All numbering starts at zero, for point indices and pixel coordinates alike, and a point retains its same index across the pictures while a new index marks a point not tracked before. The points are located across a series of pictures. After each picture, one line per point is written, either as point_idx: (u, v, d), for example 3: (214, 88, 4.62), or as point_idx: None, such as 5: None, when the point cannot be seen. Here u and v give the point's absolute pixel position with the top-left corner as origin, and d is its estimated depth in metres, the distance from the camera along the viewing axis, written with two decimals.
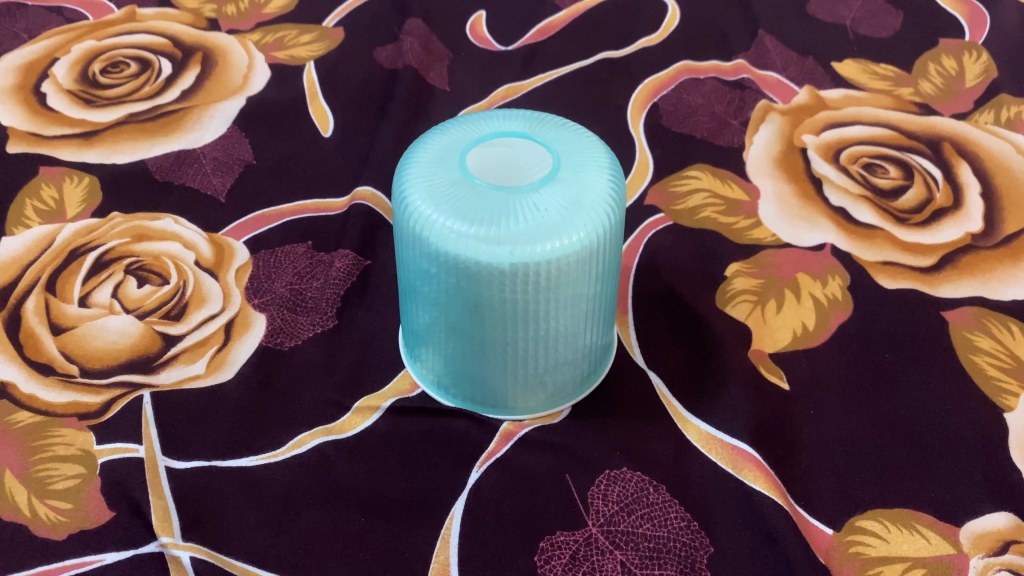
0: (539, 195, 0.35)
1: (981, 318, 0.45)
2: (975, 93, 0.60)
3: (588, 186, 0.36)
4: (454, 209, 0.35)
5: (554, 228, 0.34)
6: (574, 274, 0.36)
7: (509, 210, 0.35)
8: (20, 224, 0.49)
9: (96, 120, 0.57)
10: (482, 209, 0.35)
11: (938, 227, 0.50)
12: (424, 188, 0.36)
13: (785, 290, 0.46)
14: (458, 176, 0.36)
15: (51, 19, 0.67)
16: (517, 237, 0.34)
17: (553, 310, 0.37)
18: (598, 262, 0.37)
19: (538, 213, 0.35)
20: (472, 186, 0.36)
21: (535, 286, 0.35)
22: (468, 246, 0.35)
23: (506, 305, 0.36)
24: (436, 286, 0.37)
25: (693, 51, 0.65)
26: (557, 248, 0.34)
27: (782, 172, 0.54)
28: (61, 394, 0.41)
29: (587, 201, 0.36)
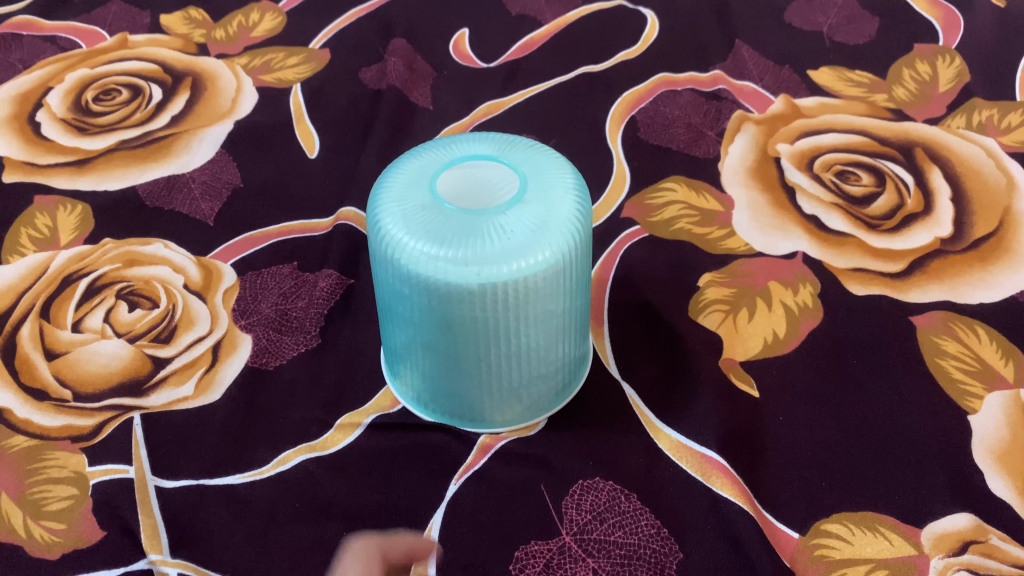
0: (506, 217, 0.36)
1: (948, 322, 0.46)
2: (948, 97, 0.61)
3: (554, 206, 0.37)
4: (424, 232, 0.36)
5: (522, 248, 0.36)
6: (543, 291, 0.37)
7: (477, 232, 0.36)
8: (15, 252, 0.51)
9: (88, 148, 0.58)
10: (451, 232, 0.36)
11: (909, 232, 0.51)
12: (396, 213, 0.38)
13: (756, 299, 0.48)
14: (429, 199, 0.38)
15: (45, 49, 0.69)
16: (485, 258, 0.35)
17: (524, 326, 0.38)
18: (567, 278, 0.38)
19: (505, 234, 0.36)
20: (441, 210, 0.37)
21: (505, 303, 0.37)
22: (438, 268, 0.36)
23: (478, 323, 0.38)
24: (410, 305, 0.38)
25: (671, 63, 0.66)
26: (525, 267, 0.36)
27: (756, 182, 0.55)
28: (55, 418, 0.42)
29: (553, 221, 0.37)
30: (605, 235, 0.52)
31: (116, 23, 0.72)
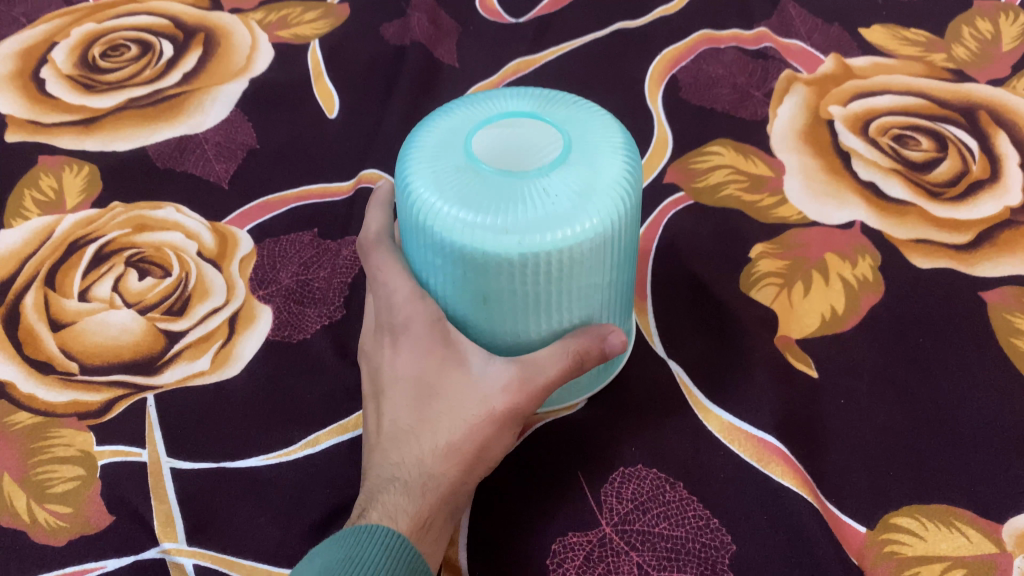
0: (548, 180, 0.33)
1: (1022, 298, 0.42)
2: (1012, 57, 0.57)
3: (602, 169, 0.34)
4: (460, 197, 0.33)
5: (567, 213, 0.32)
6: (588, 262, 0.34)
7: (518, 196, 0.32)
8: (18, 216, 0.48)
9: (96, 106, 0.55)
10: (489, 197, 0.33)
11: (975, 201, 0.47)
12: (426, 176, 0.34)
13: (812, 272, 0.44)
14: (463, 162, 0.34)
15: (51, 2, 0.65)
16: (525, 225, 0.32)
17: (566, 299, 0.35)
18: (613, 249, 0.35)
19: (546, 199, 0.32)
20: (477, 172, 0.34)
21: (547, 275, 0.33)
22: (473, 235, 0.32)
23: (517, 296, 0.34)
24: (443, 276, 0.35)
25: (712, 19, 0.62)
26: (569, 235, 0.32)
27: (808, 146, 0.51)
28: (61, 394, 0.39)
29: (600, 185, 0.33)
30: (646, 202, 0.49)
31: None
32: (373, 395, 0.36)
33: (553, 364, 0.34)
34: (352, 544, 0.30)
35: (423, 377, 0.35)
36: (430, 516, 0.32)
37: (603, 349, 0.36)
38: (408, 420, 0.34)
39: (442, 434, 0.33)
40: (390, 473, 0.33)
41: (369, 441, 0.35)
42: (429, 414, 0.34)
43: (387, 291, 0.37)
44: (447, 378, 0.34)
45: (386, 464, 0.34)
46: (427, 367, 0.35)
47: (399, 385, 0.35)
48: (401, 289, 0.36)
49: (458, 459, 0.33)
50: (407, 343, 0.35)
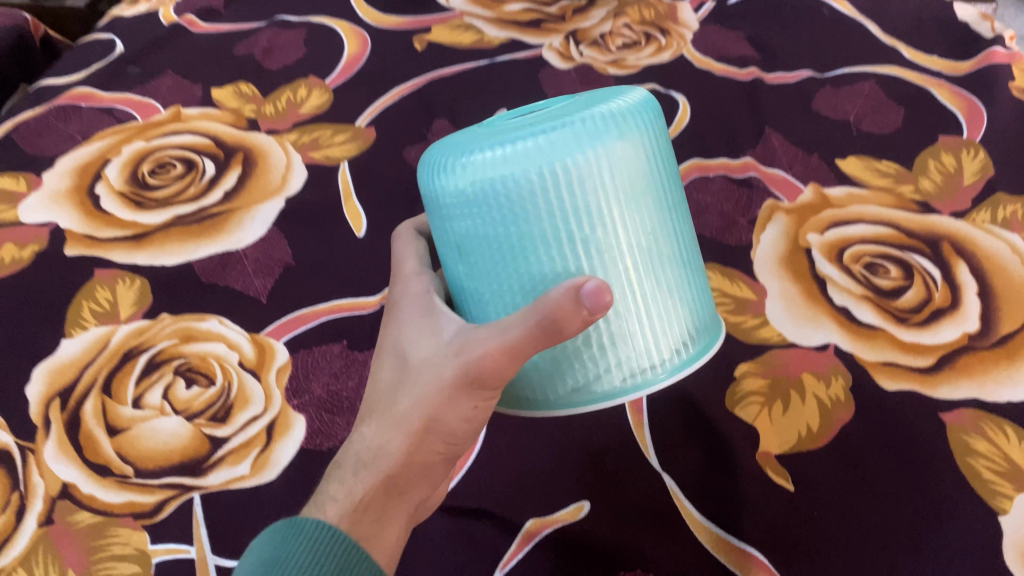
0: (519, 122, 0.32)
1: (977, 419, 0.47)
2: (973, 190, 0.63)
3: (611, 102, 0.32)
4: (468, 148, 0.32)
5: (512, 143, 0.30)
6: (550, 205, 0.31)
7: (523, 129, 0.31)
8: (77, 326, 0.53)
9: (145, 222, 0.61)
10: (496, 137, 0.32)
11: (936, 327, 0.52)
12: (441, 154, 0.34)
13: (790, 392, 0.49)
14: (477, 135, 0.34)
15: (103, 121, 0.72)
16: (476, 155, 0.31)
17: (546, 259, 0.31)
18: (593, 204, 0.31)
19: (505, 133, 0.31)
20: (487, 132, 0.33)
21: (506, 216, 0.31)
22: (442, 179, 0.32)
23: (491, 248, 0.32)
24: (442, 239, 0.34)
25: (703, 149, 0.69)
26: (510, 163, 0.30)
27: (788, 272, 0.57)
28: (118, 495, 0.44)
29: (610, 110, 0.32)
30: None
31: (170, 95, 0.76)
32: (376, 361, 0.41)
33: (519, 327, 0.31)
34: (283, 540, 0.34)
35: (400, 350, 0.39)
36: (367, 497, 0.37)
37: (571, 307, 0.30)
38: (383, 386, 0.39)
39: (398, 400, 0.37)
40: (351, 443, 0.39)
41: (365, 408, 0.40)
42: (396, 384, 0.38)
43: (395, 283, 0.43)
44: (417, 348, 0.38)
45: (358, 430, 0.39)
46: (405, 332, 0.39)
47: (385, 361, 0.40)
48: (412, 276, 0.41)
49: (409, 425, 0.37)
50: (399, 314, 0.40)
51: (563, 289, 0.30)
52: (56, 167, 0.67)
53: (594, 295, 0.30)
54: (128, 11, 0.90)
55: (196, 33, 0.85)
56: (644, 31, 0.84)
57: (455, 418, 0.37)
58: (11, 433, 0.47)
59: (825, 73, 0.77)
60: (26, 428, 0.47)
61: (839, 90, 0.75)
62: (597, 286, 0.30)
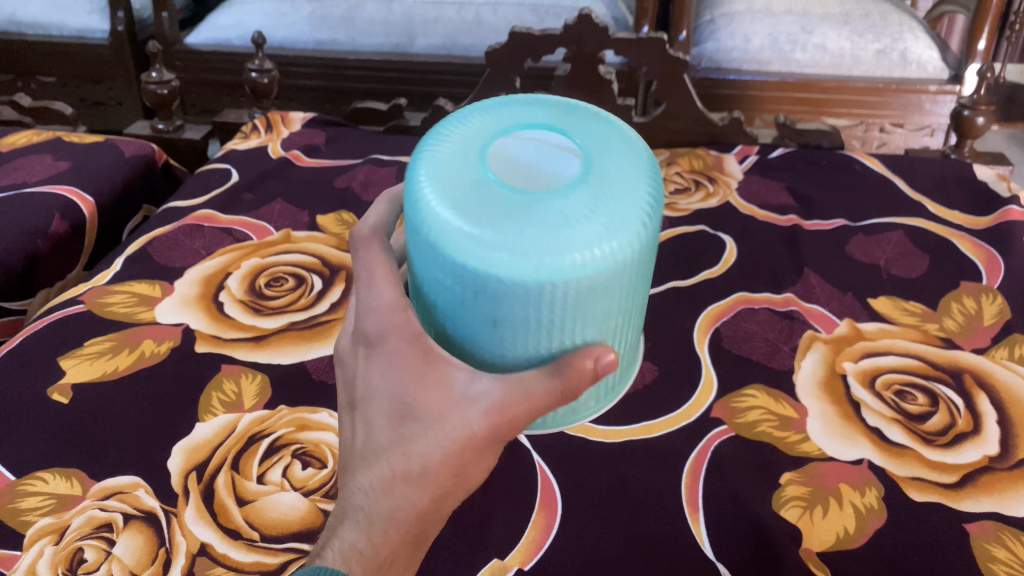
0: (542, 200, 0.41)
1: (997, 530, 0.53)
2: (992, 330, 0.71)
3: (620, 193, 0.42)
4: (473, 215, 0.41)
5: (569, 228, 0.41)
6: (607, 275, 0.42)
7: (532, 210, 0.41)
8: (208, 412, 0.62)
9: (263, 327, 0.71)
10: (506, 214, 0.41)
11: (960, 448, 0.59)
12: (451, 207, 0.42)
13: (829, 498, 0.56)
14: (479, 179, 0.42)
15: (223, 239, 0.83)
16: (528, 237, 0.40)
17: (572, 322, 0.44)
18: (626, 267, 0.43)
19: (556, 213, 0.41)
20: (491, 188, 0.42)
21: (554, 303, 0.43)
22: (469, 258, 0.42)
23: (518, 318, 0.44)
24: (454, 287, 0.44)
25: (748, 285, 0.78)
26: (578, 254, 0.41)
27: (826, 394, 0.65)
28: (247, 554, 0.51)
29: (614, 209, 0.42)
30: (696, 431, 0.62)
31: (280, 220, 0.87)
32: (362, 404, 0.46)
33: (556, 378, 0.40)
34: None
35: (397, 398, 0.44)
36: (383, 549, 0.42)
37: (594, 370, 0.44)
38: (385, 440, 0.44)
39: (417, 445, 0.43)
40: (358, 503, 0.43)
41: (354, 451, 0.45)
42: (404, 430, 0.44)
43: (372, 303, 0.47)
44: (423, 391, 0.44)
45: (358, 480, 0.44)
46: (415, 392, 0.44)
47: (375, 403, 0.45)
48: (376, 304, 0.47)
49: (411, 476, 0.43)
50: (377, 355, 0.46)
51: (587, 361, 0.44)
52: (185, 277, 0.77)
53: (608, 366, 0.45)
54: (242, 146, 1.04)
55: (301, 168, 0.98)
56: (694, 178, 0.97)
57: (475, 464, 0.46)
58: (155, 499, 0.54)
59: (857, 222, 0.87)
60: (169, 495, 0.55)
61: (870, 238, 0.84)
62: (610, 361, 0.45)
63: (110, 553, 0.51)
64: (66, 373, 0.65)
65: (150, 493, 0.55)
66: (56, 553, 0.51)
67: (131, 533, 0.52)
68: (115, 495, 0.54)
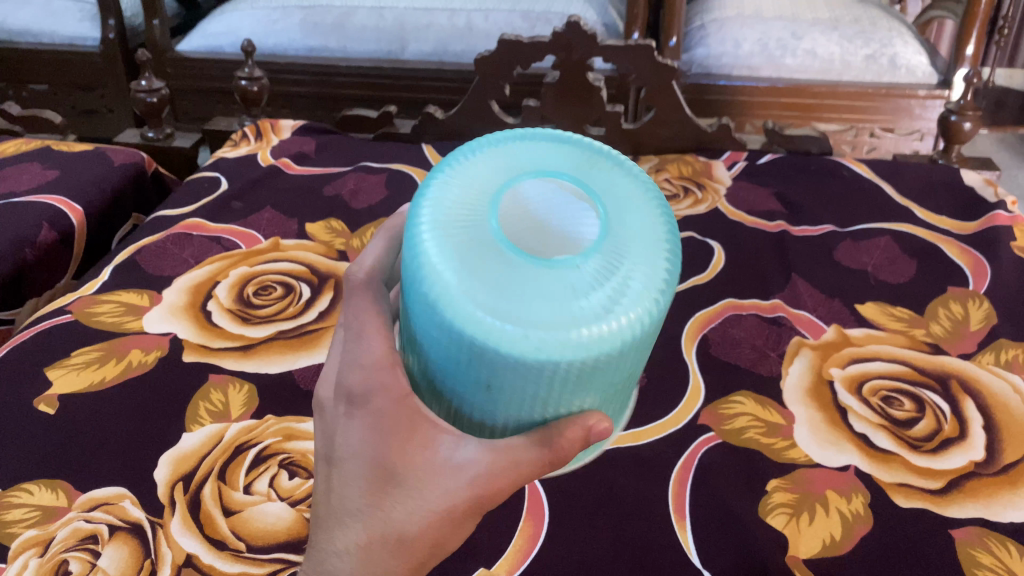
0: (577, 260, 0.31)
1: (983, 536, 0.53)
2: (978, 335, 0.71)
3: (638, 265, 0.32)
4: (474, 277, 0.31)
5: (610, 298, 0.31)
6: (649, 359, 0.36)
7: (537, 282, 0.31)
8: (195, 422, 0.62)
9: (251, 335, 0.71)
10: (509, 283, 0.31)
11: (946, 454, 0.59)
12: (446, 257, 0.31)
13: (816, 505, 0.56)
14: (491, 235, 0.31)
15: (212, 247, 0.83)
16: (548, 307, 0.30)
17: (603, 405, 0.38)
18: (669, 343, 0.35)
19: (591, 274, 0.31)
20: (503, 250, 0.31)
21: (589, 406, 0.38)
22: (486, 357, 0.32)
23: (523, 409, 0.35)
24: (448, 351, 0.33)
25: (737, 292, 0.78)
26: (613, 323, 0.31)
27: (813, 400, 0.65)
28: (233, 565, 0.51)
29: (633, 284, 0.31)
30: (683, 438, 0.62)
31: (269, 228, 0.87)
32: (329, 461, 0.42)
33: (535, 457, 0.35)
34: None
35: (366, 458, 0.39)
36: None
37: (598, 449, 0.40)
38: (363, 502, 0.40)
39: (393, 514, 0.40)
40: (326, 554, 0.41)
41: (328, 507, 0.41)
42: (380, 497, 0.40)
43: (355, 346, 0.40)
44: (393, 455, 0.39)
45: (335, 540, 0.41)
46: (392, 456, 0.39)
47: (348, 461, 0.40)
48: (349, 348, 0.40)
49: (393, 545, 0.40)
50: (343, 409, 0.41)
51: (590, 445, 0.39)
52: (173, 286, 0.77)
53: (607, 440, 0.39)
54: (232, 154, 1.04)
55: (291, 176, 0.98)
56: (683, 185, 0.97)
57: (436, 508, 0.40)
58: (142, 509, 0.54)
59: (845, 228, 0.87)
60: (155, 506, 0.55)
61: (858, 243, 0.84)
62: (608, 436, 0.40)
63: (95, 565, 0.51)
64: (53, 383, 0.65)
65: (135, 504, 0.55)
66: (41, 566, 0.51)
67: (117, 544, 0.52)
68: (101, 506, 0.54)
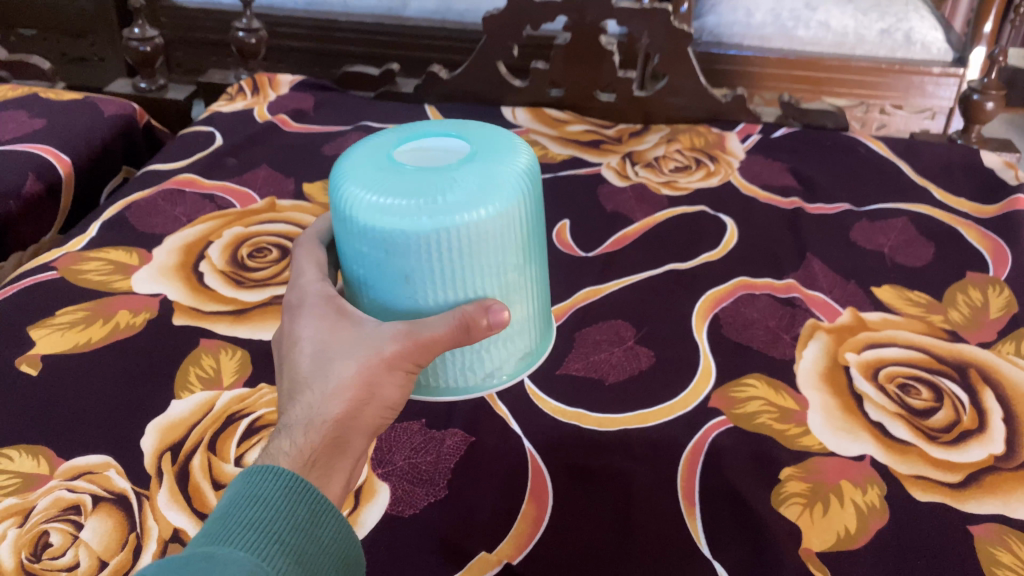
0: (459, 170, 0.45)
1: (1002, 533, 0.51)
2: (999, 323, 0.69)
3: (500, 170, 0.46)
4: (381, 189, 0.44)
5: (462, 187, 0.44)
6: (520, 230, 0.47)
7: (434, 186, 0.44)
8: (185, 389, 0.59)
9: (245, 300, 0.68)
10: (412, 186, 0.44)
11: (965, 446, 0.57)
12: (363, 178, 0.45)
13: (830, 496, 0.54)
14: (389, 166, 0.46)
15: (205, 205, 0.80)
16: (422, 198, 0.43)
17: (491, 255, 0.46)
18: (529, 239, 0.48)
19: (458, 187, 0.44)
20: (399, 171, 0.45)
21: (455, 248, 0.44)
22: (361, 207, 0.44)
23: (429, 270, 0.45)
24: (363, 244, 0.45)
25: (749, 270, 0.75)
26: (456, 202, 0.43)
27: (828, 386, 0.62)
28: None
29: (496, 181, 0.45)
30: (693, 421, 0.60)
31: (265, 187, 0.84)
32: (288, 375, 0.46)
33: (441, 325, 0.44)
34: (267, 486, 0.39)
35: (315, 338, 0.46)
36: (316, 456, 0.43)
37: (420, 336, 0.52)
38: (308, 370, 0.45)
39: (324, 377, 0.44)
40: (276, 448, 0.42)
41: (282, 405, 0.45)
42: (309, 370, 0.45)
43: (300, 272, 0.51)
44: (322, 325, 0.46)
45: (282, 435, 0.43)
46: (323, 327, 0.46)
47: (299, 348, 0.46)
48: (306, 279, 0.50)
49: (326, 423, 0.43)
50: (300, 282, 0.50)
51: (480, 311, 0.45)
52: (164, 245, 0.74)
53: (500, 317, 0.45)
54: (227, 108, 1.00)
55: (289, 133, 0.95)
56: (695, 157, 0.94)
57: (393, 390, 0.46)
58: (127, 480, 0.52)
59: (861, 207, 0.85)
60: (142, 477, 0.52)
61: (874, 224, 0.82)
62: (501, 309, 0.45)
63: (77, 537, 0.48)
64: (36, 342, 0.62)
65: (121, 474, 0.52)
66: (20, 536, 0.48)
67: (100, 516, 0.49)
68: (84, 475, 0.52)
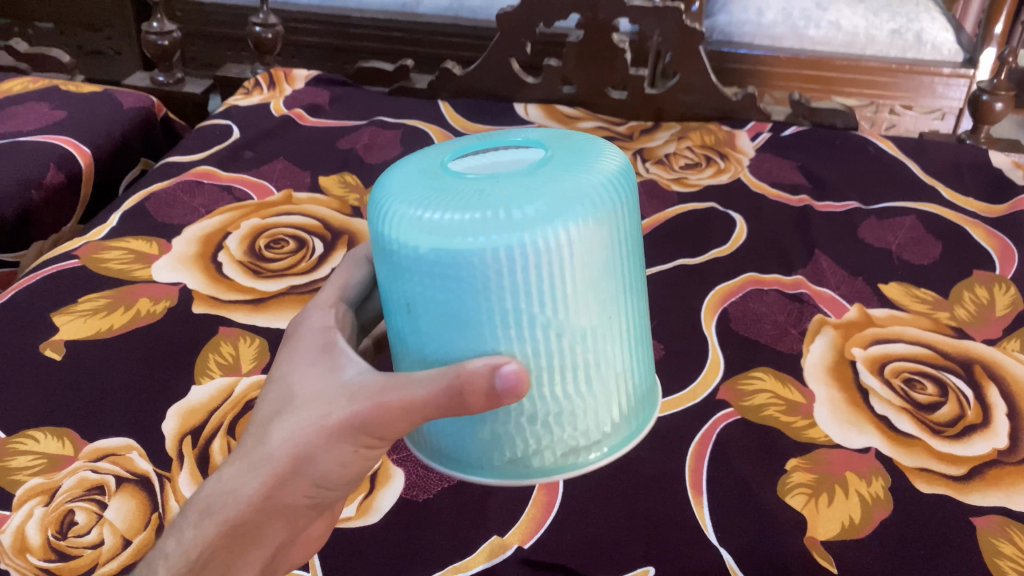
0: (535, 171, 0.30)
1: (1005, 525, 0.52)
2: (1004, 320, 0.70)
3: (595, 174, 0.30)
4: (425, 199, 0.30)
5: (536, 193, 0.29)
6: (611, 260, 0.30)
7: (495, 192, 0.29)
8: (204, 374, 0.60)
9: (262, 289, 0.69)
10: (467, 194, 0.29)
11: (969, 441, 0.58)
12: (405, 189, 0.32)
13: (835, 487, 0.55)
14: (444, 174, 0.32)
15: (222, 197, 0.82)
16: (477, 207, 0.29)
17: (535, 301, 0.29)
18: (632, 286, 0.32)
19: (532, 191, 0.29)
20: (454, 177, 0.31)
21: (521, 278, 0.29)
22: (397, 225, 0.30)
23: (460, 309, 0.30)
24: (398, 274, 0.31)
25: (758, 266, 0.76)
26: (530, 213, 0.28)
27: (835, 380, 0.63)
28: None
29: (586, 186, 0.29)
30: (701, 413, 0.61)
31: (282, 180, 0.85)
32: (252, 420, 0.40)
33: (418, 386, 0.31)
34: None
35: (281, 385, 0.39)
36: (213, 546, 0.39)
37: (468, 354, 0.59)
38: (258, 424, 0.39)
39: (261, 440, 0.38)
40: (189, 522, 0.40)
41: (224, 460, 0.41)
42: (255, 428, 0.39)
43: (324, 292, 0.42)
44: (297, 367, 0.39)
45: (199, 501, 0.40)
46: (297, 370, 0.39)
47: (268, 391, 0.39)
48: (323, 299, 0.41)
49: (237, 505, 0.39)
50: (309, 306, 0.41)
51: (482, 369, 0.29)
52: (183, 235, 0.76)
53: (512, 380, 0.29)
54: (244, 102, 1.02)
55: (304, 127, 0.96)
56: (705, 154, 0.95)
57: (330, 463, 0.38)
58: (149, 462, 0.53)
59: (869, 205, 0.85)
60: (163, 459, 0.53)
61: (882, 222, 0.82)
62: (517, 370, 0.29)
63: (101, 516, 0.50)
64: (60, 329, 0.63)
65: (143, 456, 0.54)
66: (46, 515, 0.50)
67: (123, 496, 0.51)
68: (107, 457, 0.53)
